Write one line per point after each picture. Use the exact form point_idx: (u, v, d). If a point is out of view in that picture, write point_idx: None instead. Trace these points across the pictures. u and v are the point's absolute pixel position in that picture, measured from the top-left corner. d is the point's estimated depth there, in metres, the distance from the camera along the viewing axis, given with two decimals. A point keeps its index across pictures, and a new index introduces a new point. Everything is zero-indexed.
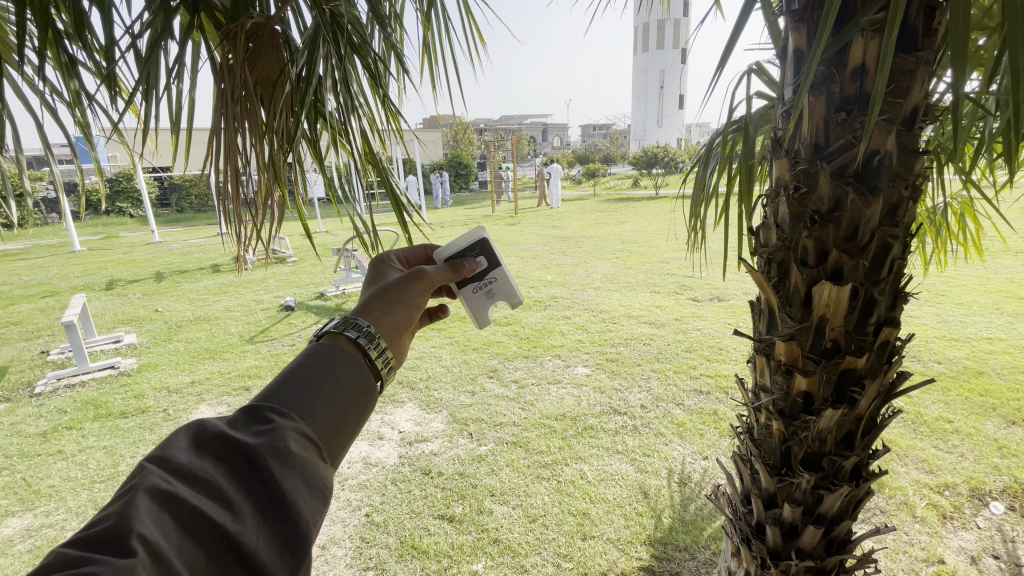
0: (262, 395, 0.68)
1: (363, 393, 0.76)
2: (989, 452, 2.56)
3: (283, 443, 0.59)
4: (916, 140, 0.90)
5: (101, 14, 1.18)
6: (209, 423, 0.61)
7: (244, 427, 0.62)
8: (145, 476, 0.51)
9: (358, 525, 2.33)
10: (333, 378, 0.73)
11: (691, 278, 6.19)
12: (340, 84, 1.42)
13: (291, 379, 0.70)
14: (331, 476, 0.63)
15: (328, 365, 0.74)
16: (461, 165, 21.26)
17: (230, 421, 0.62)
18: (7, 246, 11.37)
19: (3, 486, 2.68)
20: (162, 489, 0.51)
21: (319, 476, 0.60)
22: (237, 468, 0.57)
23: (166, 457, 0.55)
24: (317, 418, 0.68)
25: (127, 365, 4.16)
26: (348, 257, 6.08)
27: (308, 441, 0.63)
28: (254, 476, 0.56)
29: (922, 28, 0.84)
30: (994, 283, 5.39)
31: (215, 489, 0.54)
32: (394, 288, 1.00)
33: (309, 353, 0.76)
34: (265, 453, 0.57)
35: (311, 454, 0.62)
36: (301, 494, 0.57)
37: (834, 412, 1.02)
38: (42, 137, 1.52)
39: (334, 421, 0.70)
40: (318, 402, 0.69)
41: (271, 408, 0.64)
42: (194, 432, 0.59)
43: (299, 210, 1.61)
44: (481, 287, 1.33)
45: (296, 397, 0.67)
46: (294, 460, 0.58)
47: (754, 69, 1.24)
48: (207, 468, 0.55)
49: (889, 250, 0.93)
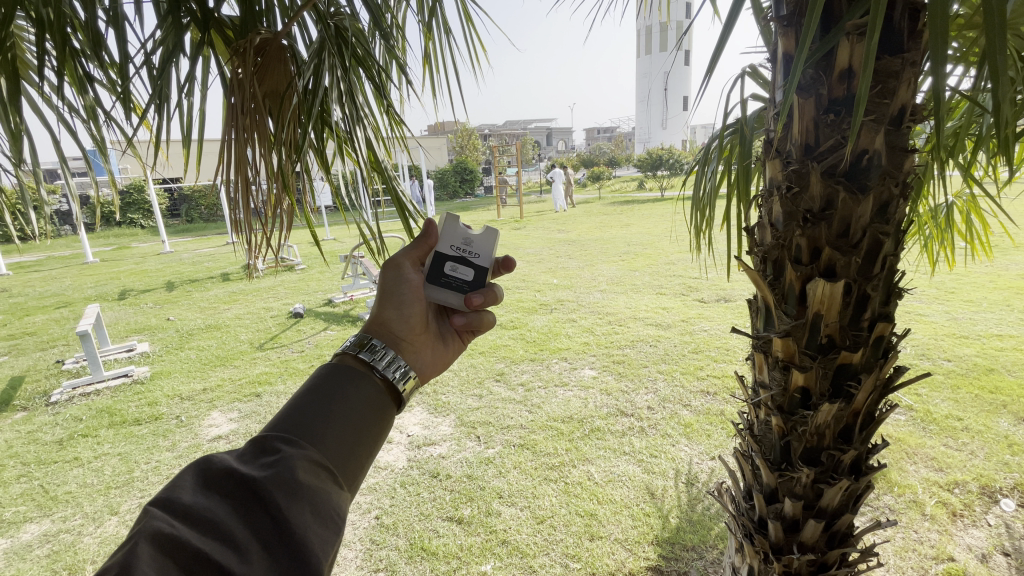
0: (272, 425, 0.71)
1: (371, 412, 0.77)
2: (1000, 449, 2.54)
3: (290, 474, 0.61)
4: (904, 139, 0.92)
5: (116, 32, 1.23)
6: (214, 460, 0.62)
7: (252, 461, 0.64)
8: (149, 521, 0.53)
9: (368, 528, 2.36)
10: (343, 400, 0.75)
11: (697, 279, 6.18)
12: (345, 95, 1.48)
13: (300, 405, 0.72)
14: (342, 503, 0.65)
15: (339, 387, 0.77)
16: (466, 172, 21.39)
17: (238, 455, 0.64)
18: (21, 258, 11.59)
19: (23, 493, 2.74)
20: (165, 534, 0.52)
21: (328, 505, 0.62)
22: (243, 505, 0.58)
23: (171, 499, 0.57)
24: (328, 442, 0.70)
25: (141, 373, 4.24)
26: (356, 263, 6.15)
27: (319, 469, 0.65)
28: (260, 511, 0.58)
29: (906, 30, 0.87)
30: (1004, 279, 5.36)
31: (221, 528, 0.55)
32: (387, 285, 1.08)
33: (321, 374, 0.79)
34: (272, 486, 0.59)
35: (321, 482, 0.64)
36: (311, 527, 0.59)
37: (831, 406, 1.04)
38: (58, 151, 1.56)
39: (344, 445, 0.71)
40: (328, 426, 0.71)
41: (278, 438, 0.67)
42: (200, 471, 0.61)
43: (307, 217, 1.65)
44: (459, 248, 1.21)
45: (305, 423, 0.70)
46: (301, 492, 0.60)
47: (748, 72, 1.27)
48: (212, 507, 0.57)
49: (880, 247, 0.96)
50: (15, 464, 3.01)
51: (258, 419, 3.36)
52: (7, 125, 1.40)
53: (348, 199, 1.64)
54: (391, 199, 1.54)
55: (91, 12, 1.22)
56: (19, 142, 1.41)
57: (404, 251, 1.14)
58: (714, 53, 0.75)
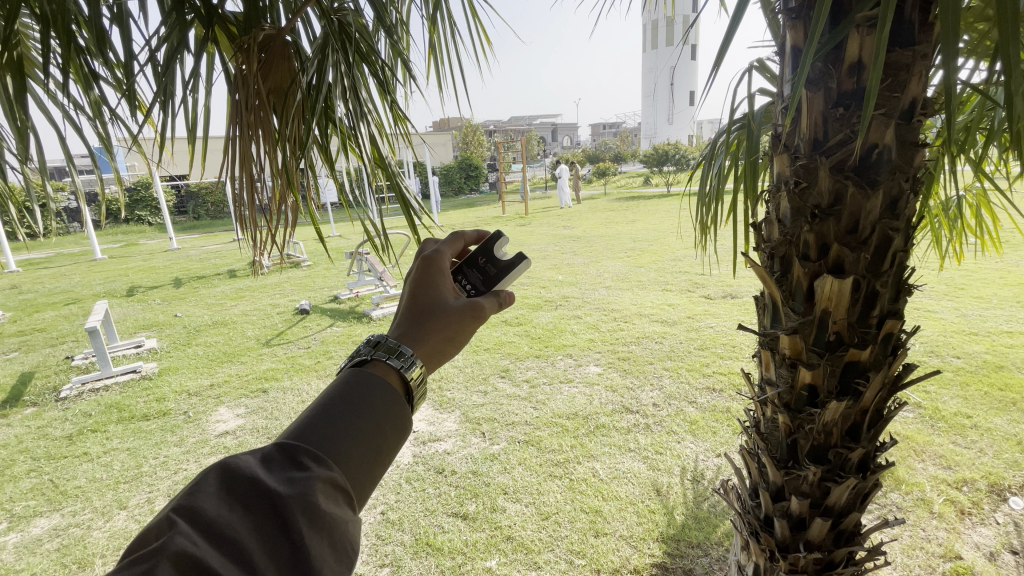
0: (298, 430, 0.67)
1: (397, 431, 0.72)
2: (1009, 447, 2.51)
3: (314, 498, 0.58)
4: (915, 134, 0.91)
5: (120, 29, 1.23)
6: (238, 466, 0.59)
7: (276, 471, 0.60)
8: (172, 537, 0.51)
9: (374, 523, 2.37)
10: (372, 415, 0.70)
11: (704, 276, 6.14)
12: (349, 91, 1.47)
13: (328, 414, 0.68)
14: (358, 530, 0.62)
15: (367, 398, 0.71)
16: (471, 168, 21.35)
17: (261, 463, 0.61)
18: (31, 256, 11.74)
19: (33, 487, 2.78)
20: (187, 554, 0.50)
21: (345, 535, 0.59)
22: (265, 524, 0.55)
23: (193, 510, 0.54)
24: (353, 459, 0.66)
25: (149, 369, 4.27)
26: (361, 260, 6.18)
27: (339, 492, 0.61)
28: (280, 534, 0.55)
29: (917, 22, 0.86)
30: (1015, 275, 5.29)
31: (239, 551, 0.52)
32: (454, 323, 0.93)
33: (353, 378, 0.74)
34: (295, 509, 0.56)
35: (340, 508, 0.60)
36: (326, 558, 0.56)
37: (839, 404, 1.03)
38: (64, 148, 1.57)
39: (367, 465, 0.67)
40: (354, 441, 0.67)
41: (304, 451, 0.63)
42: (224, 476, 0.58)
43: (312, 213, 1.65)
44: None
45: (332, 436, 0.66)
46: (323, 519, 0.57)
47: (755, 66, 1.25)
48: (233, 524, 0.54)
49: (890, 243, 0.94)
50: (25, 459, 3.05)
51: (264, 415, 3.38)
52: (14, 123, 1.40)
53: (353, 196, 1.63)
54: (395, 195, 1.53)
55: (94, 8, 1.22)
56: (25, 139, 1.42)
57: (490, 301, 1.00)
58: (719, 48, 0.74)
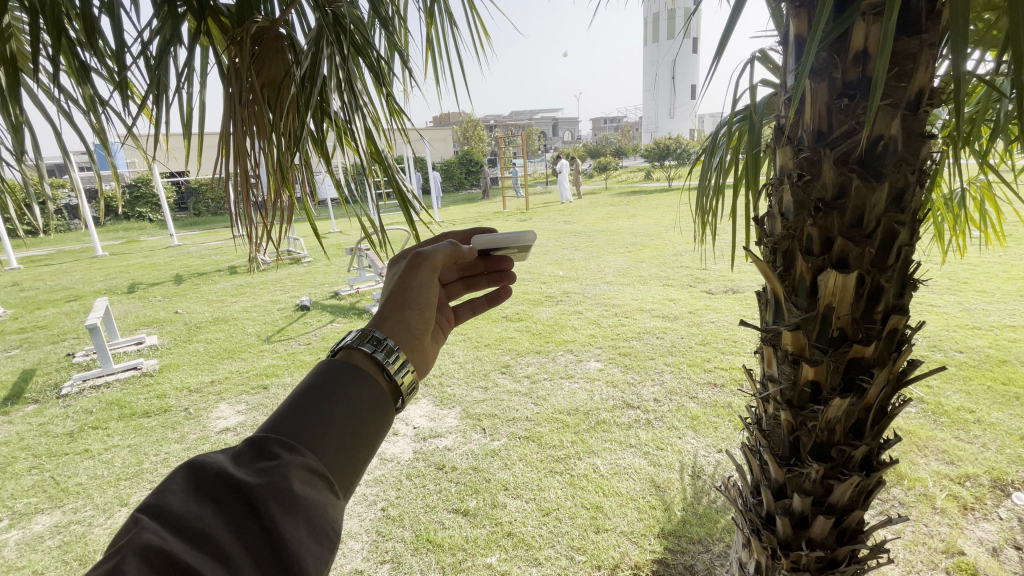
0: (270, 423, 0.65)
1: (375, 416, 0.72)
2: (1012, 442, 2.50)
3: (286, 483, 0.57)
4: (921, 124, 0.88)
5: (111, 20, 1.21)
6: (208, 461, 0.58)
7: (247, 464, 0.59)
8: (138, 533, 0.49)
9: (374, 519, 2.37)
10: (344, 402, 0.69)
11: (705, 271, 6.12)
12: (344, 83, 1.43)
13: (299, 404, 0.67)
14: (338, 515, 0.61)
15: (340, 386, 0.71)
16: (472, 163, 21.27)
17: (232, 457, 0.60)
18: (33, 253, 11.75)
19: (35, 484, 2.78)
20: (156, 548, 0.48)
21: (324, 518, 0.58)
22: (236, 515, 0.54)
23: (161, 507, 0.52)
24: (329, 446, 0.65)
25: (150, 366, 4.27)
26: (361, 256, 6.15)
27: (315, 478, 0.60)
28: (253, 523, 0.54)
29: (925, 10, 0.83)
30: (1018, 269, 5.25)
31: (211, 542, 0.51)
32: (397, 292, 0.96)
33: (325, 370, 0.73)
34: (266, 496, 0.55)
35: (318, 493, 0.59)
36: (305, 543, 0.55)
37: (842, 401, 1.02)
38: (60, 143, 1.55)
39: (344, 451, 0.66)
40: (328, 430, 0.66)
41: (275, 442, 0.62)
42: (193, 473, 0.57)
43: (308, 209, 1.63)
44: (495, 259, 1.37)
45: (304, 425, 0.64)
46: (298, 505, 0.56)
47: (759, 57, 1.22)
48: (205, 517, 0.53)
49: (895, 237, 0.92)
50: (26, 456, 3.05)
51: (265, 411, 3.38)
52: (8, 118, 1.38)
53: (350, 191, 1.61)
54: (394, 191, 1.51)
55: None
56: (21, 134, 1.40)
57: (436, 252, 1.00)
58: (721, 37, 0.72)
